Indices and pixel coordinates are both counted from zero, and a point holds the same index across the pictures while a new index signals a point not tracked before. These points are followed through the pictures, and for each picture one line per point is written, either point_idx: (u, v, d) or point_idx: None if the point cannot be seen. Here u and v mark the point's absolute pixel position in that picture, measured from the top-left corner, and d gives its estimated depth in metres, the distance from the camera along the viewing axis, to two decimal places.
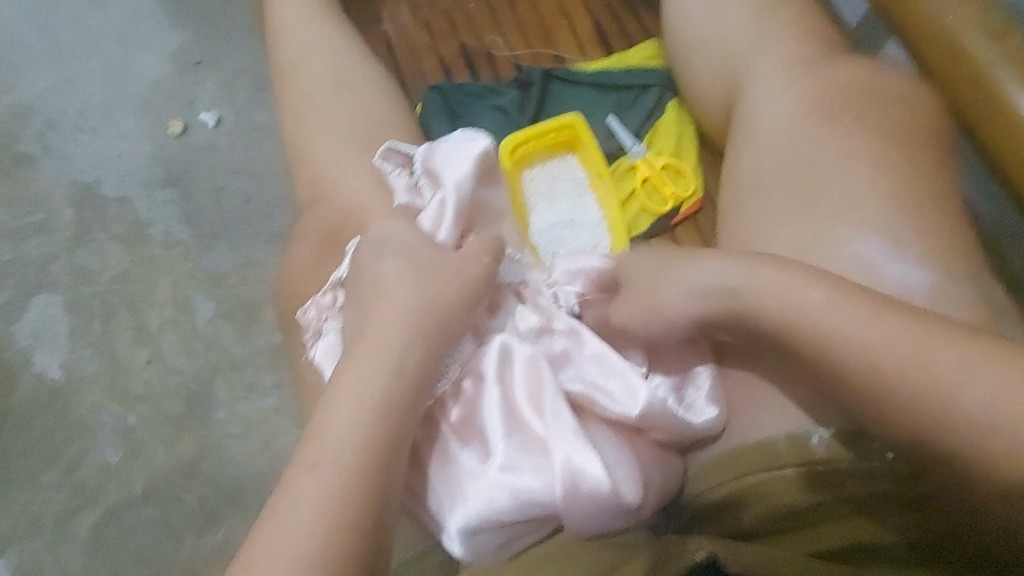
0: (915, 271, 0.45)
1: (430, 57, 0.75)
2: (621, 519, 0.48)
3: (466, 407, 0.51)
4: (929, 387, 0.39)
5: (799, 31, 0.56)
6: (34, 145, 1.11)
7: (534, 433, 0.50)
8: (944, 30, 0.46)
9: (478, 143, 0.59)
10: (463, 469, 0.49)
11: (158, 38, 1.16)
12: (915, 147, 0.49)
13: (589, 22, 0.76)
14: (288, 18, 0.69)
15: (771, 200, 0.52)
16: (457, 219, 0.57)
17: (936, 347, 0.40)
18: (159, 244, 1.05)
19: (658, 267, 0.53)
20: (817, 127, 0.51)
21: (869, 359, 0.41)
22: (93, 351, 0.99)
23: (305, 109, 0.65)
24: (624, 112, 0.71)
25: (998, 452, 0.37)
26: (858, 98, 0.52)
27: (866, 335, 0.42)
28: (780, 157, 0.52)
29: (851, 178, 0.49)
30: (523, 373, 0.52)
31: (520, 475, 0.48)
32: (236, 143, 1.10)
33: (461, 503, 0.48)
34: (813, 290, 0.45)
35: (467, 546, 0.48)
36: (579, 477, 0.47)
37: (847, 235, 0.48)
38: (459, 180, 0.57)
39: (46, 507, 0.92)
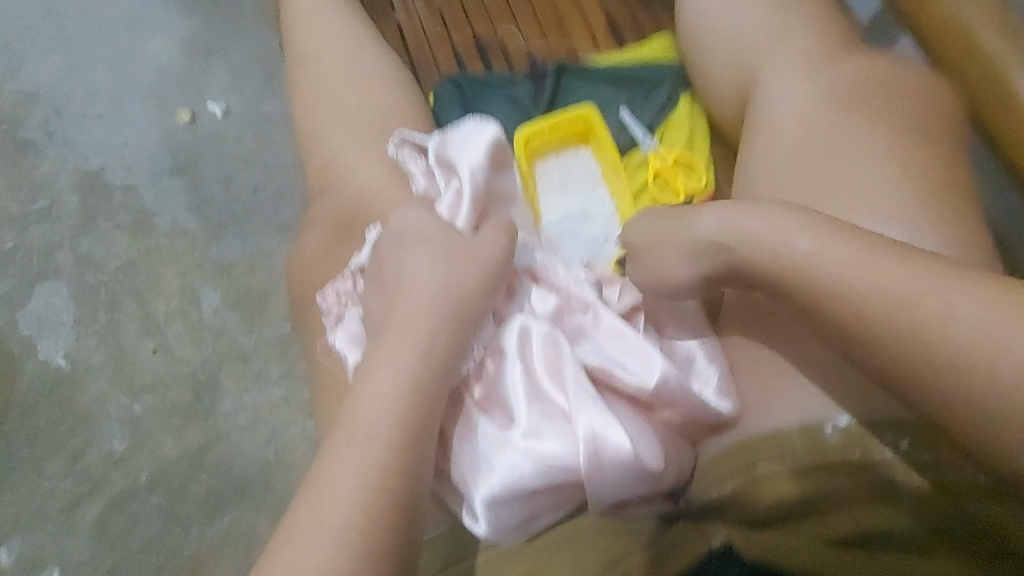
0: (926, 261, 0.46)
1: (442, 47, 0.76)
2: (640, 486, 0.48)
3: (489, 384, 0.51)
4: (941, 325, 0.40)
5: (813, 26, 0.57)
6: (39, 133, 1.11)
7: (556, 404, 0.50)
8: (959, 27, 0.48)
9: (488, 132, 0.60)
10: (485, 438, 0.49)
11: (165, 27, 1.16)
12: (929, 138, 0.50)
13: (601, 15, 0.77)
14: (302, 5, 0.70)
15: (786, 188, 0.52)
16: (474, 205, 0.58)
17: (928, 293, 0.40)
18: (165, 234, 1.05)
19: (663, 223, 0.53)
20: (835, 116, 0.52)
21: (882, 306, 0.41)
22: (99, 340, 1.00)
23: (319, 97, 0.65)
24: (637, 105, 0.71)
25: (1002, 395, 0.38)
26: (871, 90, 0.53)
27: (878, 280, 0.42)
28: (792, 151, 0.53)
29: (870, 164, 0.49)
30: (543, 350, 0.51)
31: (544, 441, 0.48)
32: (245, 131, 1.10)
33: (486, 472, 0.48)
34: (819, 245, 0.44)
35: (492, 518, 0.48)
36: (600, 442, 0.47)
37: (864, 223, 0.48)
38: (473, 168, 0.58)
39: (51, 494, 0.93)
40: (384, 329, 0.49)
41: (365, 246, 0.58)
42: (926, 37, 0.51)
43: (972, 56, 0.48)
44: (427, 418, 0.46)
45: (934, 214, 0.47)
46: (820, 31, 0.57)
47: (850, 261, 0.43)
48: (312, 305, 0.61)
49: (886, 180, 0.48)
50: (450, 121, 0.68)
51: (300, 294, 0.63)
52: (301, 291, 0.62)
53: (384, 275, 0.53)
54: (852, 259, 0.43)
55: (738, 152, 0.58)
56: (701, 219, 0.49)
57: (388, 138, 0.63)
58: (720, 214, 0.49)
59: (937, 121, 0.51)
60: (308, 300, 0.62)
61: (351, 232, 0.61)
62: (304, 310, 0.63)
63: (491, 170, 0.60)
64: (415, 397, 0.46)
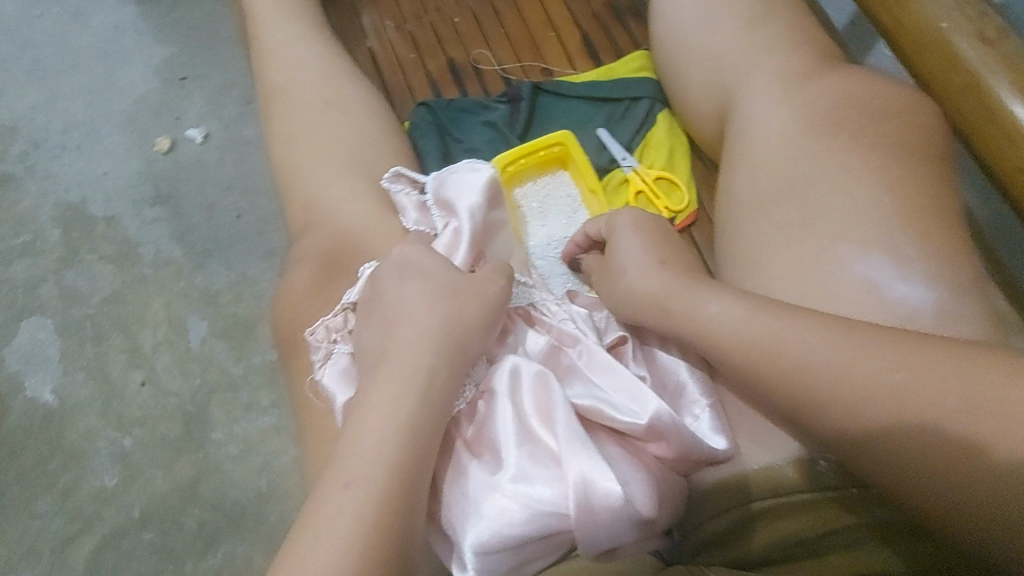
0: (918, 288, 0.44)
1: (418, 72, 0.74)
2: (633, 534, 0.46)
3: (480, 424, 0.50)
4: (848, 382, 0.40)
5: (790, 41, 0.56)
6: (19, 166, 1.09)
7: (547, 445, 0.48)
8: (937, 36, 0.47)
9: (483, 173, 0.60)
10: (475, 481, 0.47)
11: (142, 55, 1.14)
12: (911, 156, 0.48)
13: (577, 32, 0.76)
14: (273, 35, 0.68)
15: (766, 219, 0.50)
16: (471, 245, 0.56)
17: (827, 343, 0.41)
18: (150, 263, 1.04)
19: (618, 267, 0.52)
20: (808, 143, 0.50)
21: (792, 361, 0.42)
22: (86, 375, 0.98)
23: (292, 129, 0.64)
24: (615, 125, 0.70)
25: (912, 439, 0.37)
26: (843, 113, 0.51)
27: (782, 338, 0.42)
28: (774, 178, 0.51)
29: (839, 195, 0.48)
30: (533, 388, 0.50)
31: (534, 485, 0.46)
32: (227, 157, 1.09)
33: (474, 517, 0.46)
34: (730, 307, 0.45)
35: (479, 569, 0.46)
36: (591, 487, 0.45)
37: (846, 254, 0.46)
38: (470, 209, 0.57)
39: (42, 535, 0.91)
40: (365, 372, 0.48)
41: (357, 283, 0.56)
42: (907, 49, 0.50)
43: (957, 68, 0.46)
44: (411, 467, 0.44)
45: (918, 236, 0.45)
46: (795, 47, 0.56)
47: (756, 323, 0.44)
48: (293, 344, 0.59)
49: (863, 208, 0.47)
50: (426, 147, 0.67)
51: (279, 331, 0.61)
52: (280, 328, 0.60)
53: (365, 315, 0.51)
54: (759, 319, 0.44)
55: (719, 175, 0.57)
56: (640, 276, 0.51)
57: (365, 168, 0.62)
58: (658, 273, 0.50)
59: (914, 143, 0.49)
60: (287, 339, 0.60)
61: (329, 265, 0.59)
62: (284, 348, 0.60)
63: (488, 207, 0.59)
64: (398, 444, 0.44)
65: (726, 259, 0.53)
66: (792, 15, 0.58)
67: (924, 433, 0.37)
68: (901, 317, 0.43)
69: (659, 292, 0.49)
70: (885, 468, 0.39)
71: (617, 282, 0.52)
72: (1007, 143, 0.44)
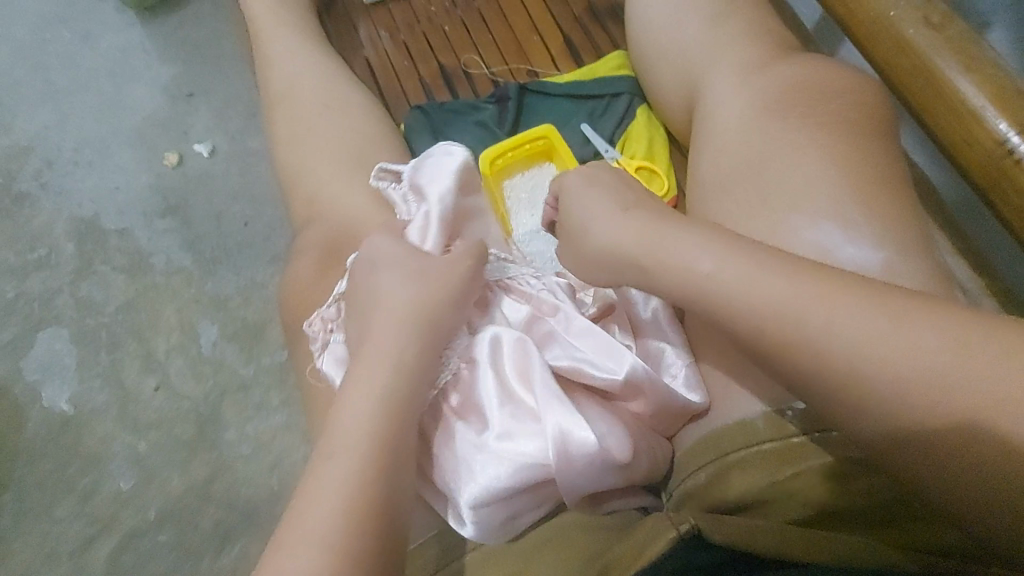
0: (867, 251, 0.47)
1: (411, 78, 0.79)
2: (611, 477, 0.50)
3: (465, 391, 0.53)
4: (831, 336, 0.41)
5: (756, 35, 0.60)
6: (33, 184, 1.14)
7: (526, 404, 0.52)
8: (889, 26, 0.51)
9: (455, 158, 0.63)
10: (464, 442, 0.51)
11: (150, 74, 1.20)
12: (863, 134, 0.52)
13: (559, 36, 0.80)
14: (274, 47, 0.73)
15: (731, 197, 0.54)
16: (441, 228, 0.59)
17: (815, 298, 0.42)
18: (161, 272, 1.08)
19: (586, 212, 0.54)
20: (769, 126, 0.54)
21: (781, 317, 0.42)
22: (102, 382, 1.02)
23: (293, 133, 0.68)
24: (597, 120, 0.74)
25: (883, 391, 0.39)
26: (800, 96, 0.55)
27: (772, 294, 0.43)
28: (736, 159, 0.55)
29: (797, 172, 0.51)
30: (512, 353, 0.54)
31: (517, 441, 0.51)
32: (233, 167, 1.13)
33: (466, 476, 0.50)
34: (721, 266, 0.45)
35: (476, 522, 0.50)
36: (566, 437, 0.49)
37: (799, 224, 0.50)
38: (440, 194, 0.60)
39: (63, 537, 0.95)
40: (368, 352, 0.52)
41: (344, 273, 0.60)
42: (865, 38, 0.54)
43: (910, 53, 0.50)
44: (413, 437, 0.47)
45: (866, 205, 0.49)
46: (758, 39, 0.60)
47: (746, 279, 0.44)
48: (298, 332, 0.63)
49: (820, 181, 0.50)
50: (420, 147, 0.71)
51: (287, 323, 0.65)
52: (287, 320, 0.64)
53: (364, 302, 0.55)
54: (748, 274, 0.44)
55: (689, 159, 0.61)
56: (605, 225, 0.52)
57: (363, 168, 0.66)
58: (631, 226, 0.51)
59: (863, 122, 0.53)
60: (294, 328, 0.64)
61: (332, 259, 0.63)
62: (291, 338, 0.64)
63: (461, 190, 0.62)
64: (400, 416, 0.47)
65: None
66: (757, 11, 0.62)
67: (911, 400, 0.38)
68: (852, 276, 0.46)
69: (632, 251, 0.49)
70: (853, 420, 0.41)
71: (581, 251, 0.54)
72: (957, 121, 0.47)
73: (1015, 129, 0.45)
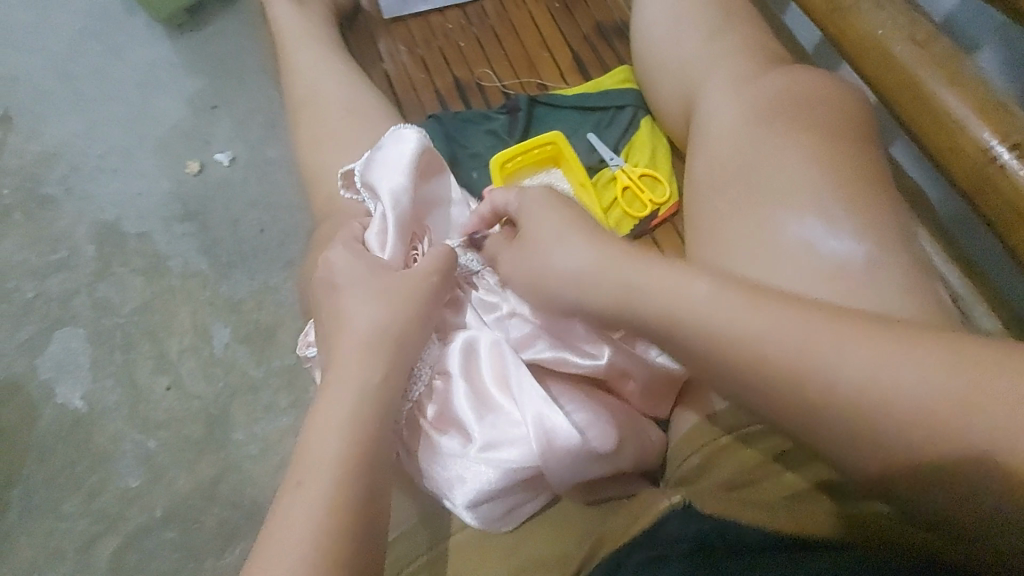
0: (850, 243, 0.50)
1: (427, 89, 0.83)
2: (599, 467, 0.52)
3: (442, 404, 0.56)
4: (826, 368, 0.39)
5: (754, 50, 0.64)
6: (58, 189, 1.19)
7: (505, 408, 0.55)
8: (877, 43, 0.55)
9: (406, 151, 0.63)
10: (449, 453, 0.54)
11: (175, 87, 1.25)
12: (848, 138, 0.56)
13: (568, 52, 0.84)
14: (298, 58, 0.77)
15: (724, 197, 0.57)
16: (399, 228, 0.61)
17: (808, 325, 0.41)
18: (178, 275, 1.11)
19: (555, 237, 0.53)
20: (761, 130, 0.57)
21: (774, 347, 0.41)
22: (115, 381, 1.05)
23: (313, 137, 0.71)
24: (603, 130, 0.78)
25: (883, 423, 0.37)
26: (788, 102, 0.58)
27: (764, 324, 0.42)
28: (728, 161, 0.58)
29: (786, 171, 0.54)
30: (489, 358, 0.57)
31: (502, 448, 0.53)
32: (251, 176, 1.17)
33: (458, 484, 0.52)
34: (710, 292, 0.45)
35: (480, 516, 0.52)
36: (550, 432, 0.51)
37: (787, 219, 0.53)
38: (393, 192, 0.61)
39: (69, 534, 0.96)
40: None
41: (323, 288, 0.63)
42: (855, 57, 0.57)
43: (898, 70, 0.53)
44: None
45: (851, 201, 0.52)
46: (753, 53, 0.63)
47: (736, 310, 0.43)
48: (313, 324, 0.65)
49: (806, 180, 0.53)
50: None
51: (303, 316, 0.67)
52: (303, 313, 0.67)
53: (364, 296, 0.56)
54: (738, 303, 0.43)
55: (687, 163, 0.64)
56: (568, 251, 0.51)
57: None
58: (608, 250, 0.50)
59: (849, 129, 0.56)
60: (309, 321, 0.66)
61: None
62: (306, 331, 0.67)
63: (423, 178, 0.65)
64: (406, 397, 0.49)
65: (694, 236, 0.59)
66: (755, 30, 0.66)
67: (928, 427, 0.36)
68: (836, 268, 0.50)
69: (624, 276, 0.48)
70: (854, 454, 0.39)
71: (543, 280, 0.53)
72: (942, 130, 0.50)
73: (998, 139, 0.48)
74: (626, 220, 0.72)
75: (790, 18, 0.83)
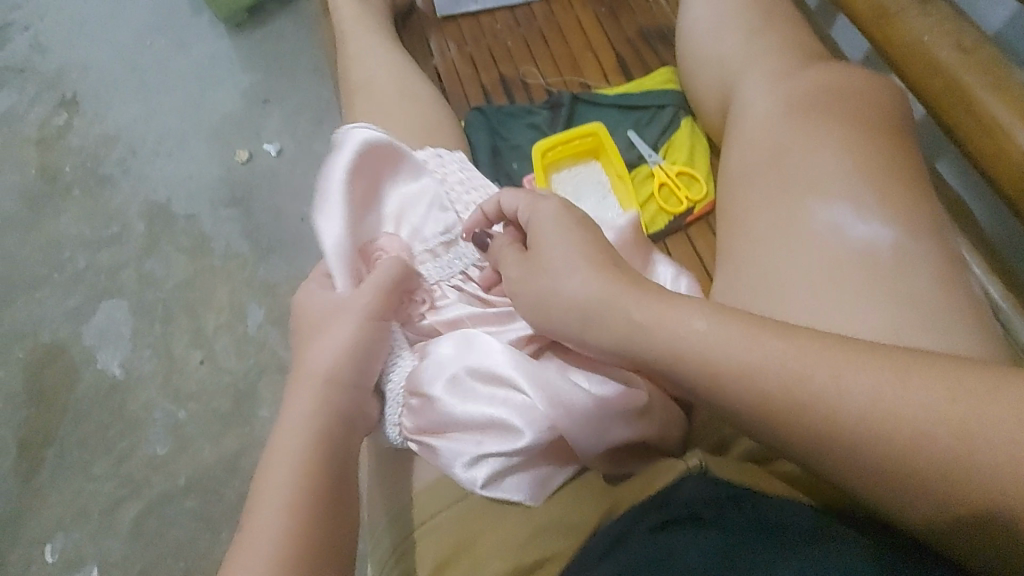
0: (878, 228, 0.52)
1: (473, 83, 0.86)
2: (625, 434, 0.51)
3: (425, 414, 0.54)
4: (831, 405, 0.37)
5: (797, 51, 0.65)
6: (116, 168, 1.25)
7: (490, 399, 0.53)
8: (923, 48, 0.56)
9: (332, 176, 0.60)
10: (455, 451, 0.53)
11: (232, 79, 1.32)
12: (883, 130, 0.57)
13: (612, 54, 0.87)
14: (354, 47, 0.81)
15: (754, 184, 0.59)
16: (344, 254, 0.57)
17: (812, 358, 0.39)
18: (220, 255, 1.16)
19: (569, 259, 0.48)
20: (794, 121, 0.59)
21: (774, 384, 0.39)
22: (152, 352, 1.09)
23: (362, 118, 0.74)
24: (643, 128, 0.80)
25: (895, 456, 0.36)
26: (819, 95, 0.60)
27: (765, 360, 0.40)
28: (761, 150, 0.60)
29: (818, 160, 0.56)
30: (461, 353, 0.55)
31: (510, 434, 0.52)
32: (296, 167, 1.22)
33: (479, 474, 0.52)
34: (714, 327, 0.42)
35: (513, 488, 0.52)
36: (565, 406, 0.51)
37: (816, 205, 0.55)
38: (329, 223, 0.58)
39: (95, 494, 0.99)
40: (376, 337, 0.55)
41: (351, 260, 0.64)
42: (900, 61, 0.58)
43: (941, 71, 0.54)
44: None
45: (880, 188, 0.54)
46: (793, 52, 0.64)
47: (740, 344, 0.41)
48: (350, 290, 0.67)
49: (838, 166, 0.55)
50: (478, 142, 0.77)
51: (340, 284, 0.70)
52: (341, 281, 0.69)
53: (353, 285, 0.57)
54: (741, 337, 0.41)
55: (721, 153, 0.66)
56: (575, 281, 0.47)
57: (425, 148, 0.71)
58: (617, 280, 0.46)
59: (879, 116, 0.58)
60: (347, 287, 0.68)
61: None
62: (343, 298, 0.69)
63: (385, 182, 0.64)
64: None
65: (725, 220, 0.61)
66: (800, 32, 0.67)
67: (931, 463, 0.35)
68: (863, 250, 0.52)
69: (634, 312, 0.44)
70: (864, 487, 0.37)
71: (552, 306, 0.48)
72: (986, 133, 0.51)
73: None
74: (662, 215, 0.74)
75: (838, 31, 0.84)
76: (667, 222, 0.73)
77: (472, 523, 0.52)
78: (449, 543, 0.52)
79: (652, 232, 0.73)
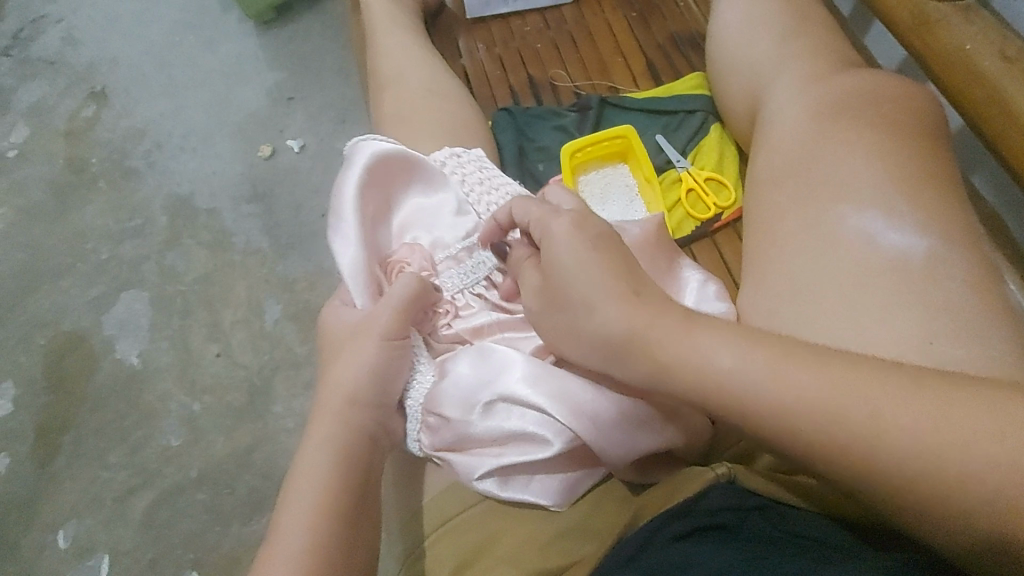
0: (910, 237, 0.51)
1: (501, 85, 0.86)
2: (650, 440, 0.49)
3: (442, 432, 0.53)
4: (871, 436, 0.36)
5: (831, 58, 0.64)
6: (141, 162, 1.27)
7: (505, 416, 0.52)
8: (963, 58, 0.55)
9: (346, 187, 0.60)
10: (474, 466, 0.52)
11: (258, 78, 1.33)
12: (918, 136, 0.56)
13: (641, 59, 0.86)
14: (383, 46, 0.81)
15: (784, 193, 0.58)
16: (360, 270, 0.58)
17: (849, 389, 0.37)
18: (240, 251, 1.17)
19: (592, 286, 0.45)
20: (827, 131, 0.58)
21: (810, 416, 0.37)
22: (169, 344, 1.09)
23: (390, 116, 0.75)
24: (671, 133, 0.79)
25: (940, 485, 0.34)
26: (851, 102, 0.59)
27: (798, 390, 0.38)
28: (790, 158, 0.59)
29: (848, 168, 0.56)
30: (475, 369, 0.54)
31: (530, 447, 0.51)
32: (317, 165, 1.23)
33: (501, 484, 0.52)
34: (743, 355, 0.40)
35: (536, 491, 0.52)
36: (587, 415, 0.49)
37: (847, 213, 0.54)
38: (344, 236, 0.59)
39: (108, 484, 0.99)
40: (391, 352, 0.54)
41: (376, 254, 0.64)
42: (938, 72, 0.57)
43: (982, 82, 0.53)
44: None
45: (912, 197, 0.53)
46: (827, 59, 0.64)
47: (771, 375, 0.39)
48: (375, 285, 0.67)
49: (871, 175, 0.54)
50: (504, 143, 0.77)
51: None
52: None
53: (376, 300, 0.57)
54: (773, 367, 0.39)
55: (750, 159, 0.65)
56: (600, 314, 0.44)
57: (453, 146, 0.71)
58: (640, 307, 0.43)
59: (914, 123, 0.57)
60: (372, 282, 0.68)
61: None
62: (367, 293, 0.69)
63: (402, 189, 0.64)
64: None
65: (750, 226, 0.61)
66: (835, 39, 0.66)
67: (978, 497, 0.33)
68: (895, 261, 0.51)
69: (658, 336, 0.42)
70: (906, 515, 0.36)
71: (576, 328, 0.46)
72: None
73: None
74: (689, 221, 0.73)
75: (872, 41, 0.83)
76: (694, 227, 0.72)
77: (487, 528, 0.52)
78: (468, 545, 0.51)
79: (678, 237, 0.72)
